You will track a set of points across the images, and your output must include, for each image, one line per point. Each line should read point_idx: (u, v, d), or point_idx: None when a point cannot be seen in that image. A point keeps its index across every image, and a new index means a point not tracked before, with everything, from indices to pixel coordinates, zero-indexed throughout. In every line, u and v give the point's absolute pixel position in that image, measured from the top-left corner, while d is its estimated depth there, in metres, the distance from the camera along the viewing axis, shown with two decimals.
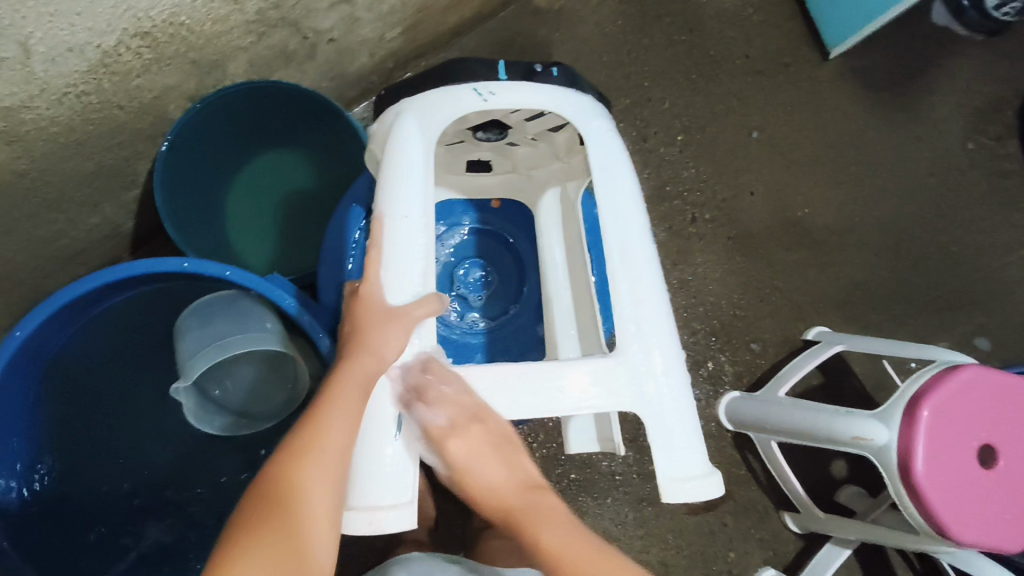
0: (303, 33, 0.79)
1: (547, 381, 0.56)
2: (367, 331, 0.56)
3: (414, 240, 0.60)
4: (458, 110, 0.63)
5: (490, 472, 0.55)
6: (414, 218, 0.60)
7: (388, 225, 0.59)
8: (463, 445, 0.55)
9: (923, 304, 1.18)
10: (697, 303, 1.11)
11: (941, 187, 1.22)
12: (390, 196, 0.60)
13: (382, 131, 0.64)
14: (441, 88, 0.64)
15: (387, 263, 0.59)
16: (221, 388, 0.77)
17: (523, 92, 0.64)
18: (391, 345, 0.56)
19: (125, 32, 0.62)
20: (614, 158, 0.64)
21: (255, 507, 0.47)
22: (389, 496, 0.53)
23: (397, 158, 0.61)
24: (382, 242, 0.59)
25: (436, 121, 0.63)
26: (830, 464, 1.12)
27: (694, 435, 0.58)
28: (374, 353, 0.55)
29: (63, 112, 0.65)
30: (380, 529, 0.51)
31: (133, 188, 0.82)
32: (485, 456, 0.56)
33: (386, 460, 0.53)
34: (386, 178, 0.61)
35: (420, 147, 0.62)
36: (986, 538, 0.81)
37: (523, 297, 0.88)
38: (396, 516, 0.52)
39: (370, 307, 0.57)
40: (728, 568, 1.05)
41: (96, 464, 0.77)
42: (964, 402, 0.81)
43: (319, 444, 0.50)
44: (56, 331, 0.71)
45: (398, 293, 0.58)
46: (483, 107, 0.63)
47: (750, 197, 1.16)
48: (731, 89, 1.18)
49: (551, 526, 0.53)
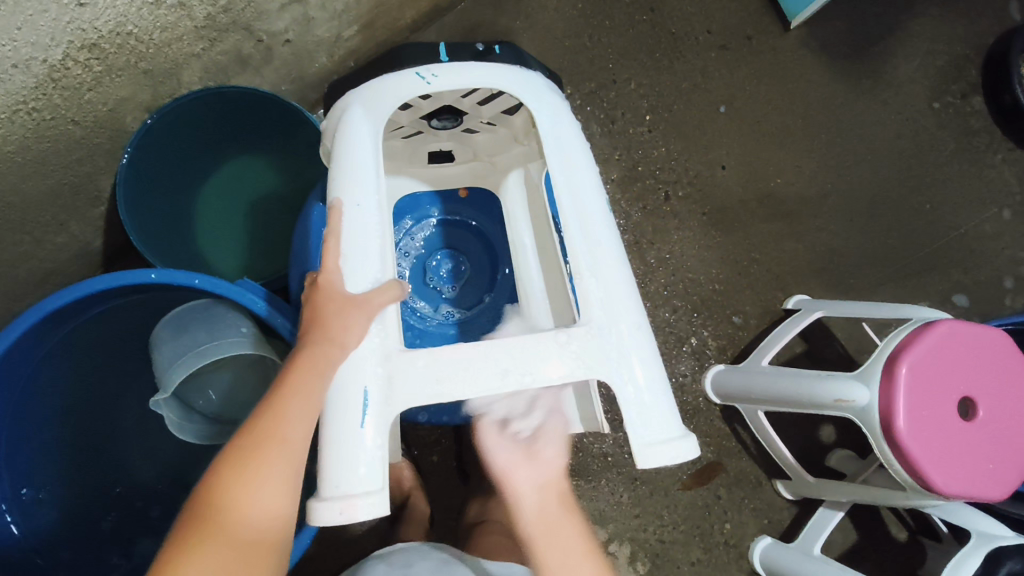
0: (257, 35, 0.79)
1: (520, 354, 0.56)
2: (329, 320, 0.56)
3: (372, 228, 0.60)
4: (405, 96, 0.62)
5: (565, 519, 0.64)
6: (368, 207, 0.60)
7: (345, 214, 0.59)
8: (536, 489, 0.65)
9: (900, 268, 1.19)
10: (676, 280, 1.12)
11: (910, 148, 1.23)
12: (344, 185, 0.60)
13: (334, 122, 0.64)
14: (386, 74, 0.63)
15: (346, 252, 0.59)
16: (203, 398, 0.76)
17: (469, 72, 0.63)
18: (350, 332, 0.55)
19: (71, 45, 0.64)
20: (566, 131, 0.64)
21: (217, 494, 0.49)
22: (362, 484, 0.53)
23: (350, 149, 0.61)
24: (341, 232, 0.59)
25: (385, 109, 0.62)
26: (818, 430, 1.13)
27: (667, 401, 0.58)
28: (335, 346, 0.54)
29: (17, 129, 0.66)
30: (353, 517, 0.51)
31: (99, 205, 0.81)
32: (549, 488, 0.66)
33: (356, 449, 0.53)
34: (340, 169, 0.61)
35: (370, 136, 0.62)
36: (970, 488, 0.81)
37: (497, 284, 0.89)
38: (370, 504, 0.52)
39: (329, 295, 0.57)
40: (726, 540, 1.07)
41: (82, 483, 0.76)
42: (937, 354, 0.82)
43: (280, 434, 0.52)
44: (26, 354, 0.69)
45: (357, 281, 0.58)
46: (429, 90, 0.63)
47: (722, 171, 1.17)
48: (696, 65, 1.18)
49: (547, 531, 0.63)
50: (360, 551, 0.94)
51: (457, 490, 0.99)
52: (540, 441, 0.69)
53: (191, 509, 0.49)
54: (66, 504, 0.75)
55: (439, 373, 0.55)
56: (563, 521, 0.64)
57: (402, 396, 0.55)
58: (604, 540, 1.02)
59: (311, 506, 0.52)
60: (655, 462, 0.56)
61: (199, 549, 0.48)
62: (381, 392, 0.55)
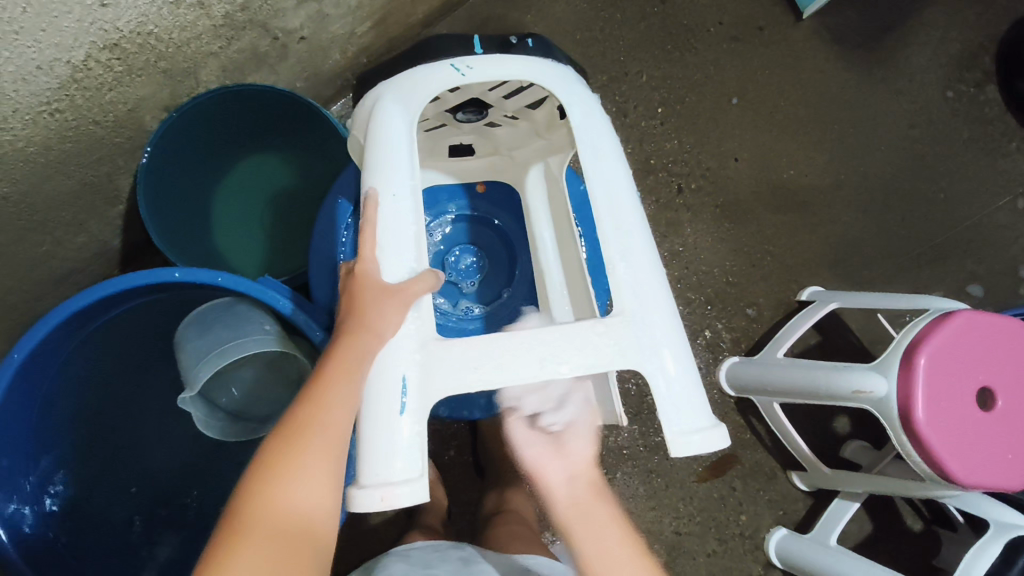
0: (273, 33, 0.79)
1: (555, 342, 0.56)
2: (366, 308, 0.56)
3: (406, 216, 0.60)
4: (438, 87, 0.63)
5: (600, 511, 0.61)
6: (402, 195, 0.60)
7: (380, 204, 0.60)
8: (569, 482, 0.62)
9: (915, 258, 1.19)
10: (689, 273, 1.12)
11: (924, 138, 1.23)
12: (379, 175, 0.60)
13: (366, 112, 0.65)
14: (419, 66, 0.64)
15: (381, 242, 0.59)
16: (227, 396, 0.76)
17: (501, 62, 0.64)
18: (387, 320, 0.56)
19: (92, 45, 0.62)
20: (595, 122, 0.65)
21: (262, 488, 0.48)
22: (400, 471, 0.54)
23: (383, 140, 0.61)
24: (376, 221, 0.59)
25: (417, 100, 0.63)
26: (833, 421, 1.13)
27: (697, 389, 0.58)
28: (374, 334, 0.55)
29: (38, 131, 0.65)
30: (392, 503, 0.52)
31: (118, 204, 0.82)
32: (581, 478, 0.63)
33: (396, 436, 0.54)
34: (373, 158, 0.61)
35: (403, 126, 0.62)
36: (992, 477, 0.82)
37: (515, 279, 0.90)
38: (408, 491, 0.53)
39: (366, 284, 0.58)
40: (741, 531, 1.07)
41: (107, 479, 0.77)
42: (960, 343, 0.82)
43: (320, 421, 0.52)
44: (50, 353, 0.70)
45: (392, 270, 0.59)
46: (464, 82, 0.63)
47: (734, 163, 1.16)
48: (708, 57, 1.18)
49: (593, 528, 0.60)
50: (379, 544, 0.95)
51: (475, 484, 1.00)
52: (569, 431, 0.66)
53: (232, 506, 0.48)
54: (93, 500, 0.76)
55: (475, 360, 0.55)
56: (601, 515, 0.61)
57: (437, 386, 0.55)
58: None
59: (351, 493, 0.53)
60: (685, 451, 0.57)
61: (246, 543, 0.46)
62: (416, 381, 0.55)
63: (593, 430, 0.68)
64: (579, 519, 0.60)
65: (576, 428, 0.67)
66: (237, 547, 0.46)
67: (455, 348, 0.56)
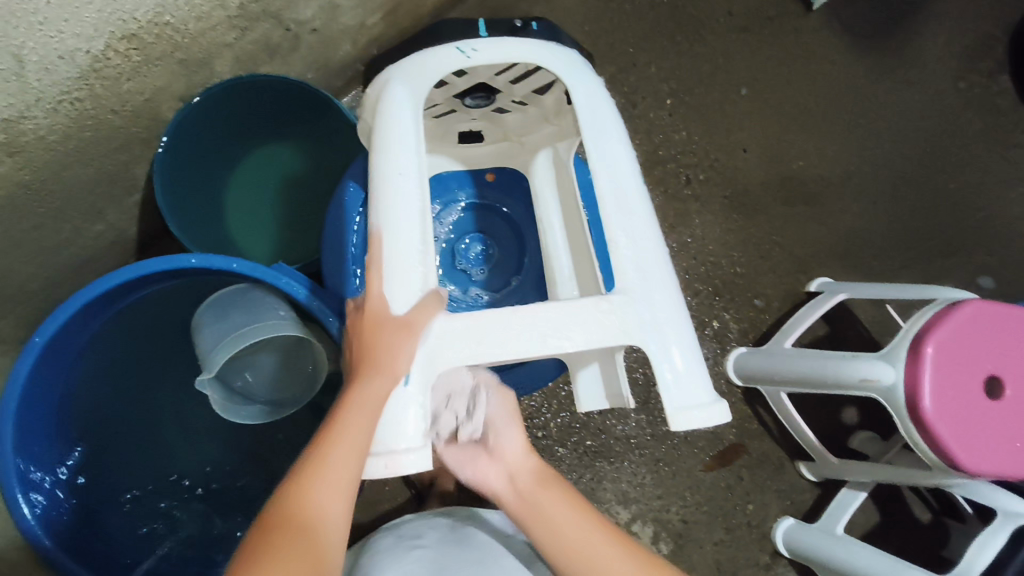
0: (286, 24, 0.80)
1: (559, 320, 0.57)
2: (377, 344, 0.56)
3: (411, 196, 0.61)
4: (444, 71, 0.65)
5: (548, 501, 0.60)
6: (408, 176, 0.62)
7: (386, 183, 0.61)
8: (509, 481, 0.63)
9: (926, 249, 1.18)
10: (697, 263, 1.12)
11: (935, 129, 1.22)
12: (384, 157, 0.62)
13: (374, 97, 0.66)
14: (425, 50, 0.66)
15: (387, 222, 0.60)
16: (242, 379, 0.78)
17: (507, 46, 0.65)
18: (400, 357, 0.55)
19: (112, 35, 0.63)
20: (601, 107, 0.66)
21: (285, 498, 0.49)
22: (405, 439, 0.55)
23: (390, 124, 0.63)
24: (383, 201, 0.61)
25: (423, 84, 0.65)
26: (841, 411, 1.13)
27: (699, 366, 0.59)
28: (385, 373, 0.55)
29: (60, 120, 0.65)
30: (398, 470, 0.54)
31: (134, 193, 0.84)
32: (522, 471, 0.63)
33: (402, 406, 0.55)
34: (380, 140, 0.63)
35: (409, 109, 0.64)
36: (998, 465, 0.82)
37: (524, 267, 0.91)
38: (413, 459, 0.54)
39: (376, 320, 0.57)
40: (748, 521, 1.07)
41: (125, 461, 0.79)
42: (967, 331, 0.82)
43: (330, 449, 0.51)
44: (74, 333, 0.72)
45: (401, 300, 0.58)
46: (468, 64, 0.65)
47: (743, 154, 1.16)
48: (717, 47, 1.18)
49: (547, 520, 0.59)
50: None
51: None
52: (490, 431, 0.65)
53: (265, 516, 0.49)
54: (110, 482, 0.78)
55: (478, 335, 0.56)
56: (560, 509, 0.60)
57: (441, 359, 0.56)
58: (627, 520, 1.04)
59: None
60: (687, 426, 0.57)
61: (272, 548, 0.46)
62: (421, 353, 0.56)
63: (514, 410, 0.67)
64: (532, 515, 0.60)
65: (497, 417, 0.65)
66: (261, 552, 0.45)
67: (459, 322, 0.57)
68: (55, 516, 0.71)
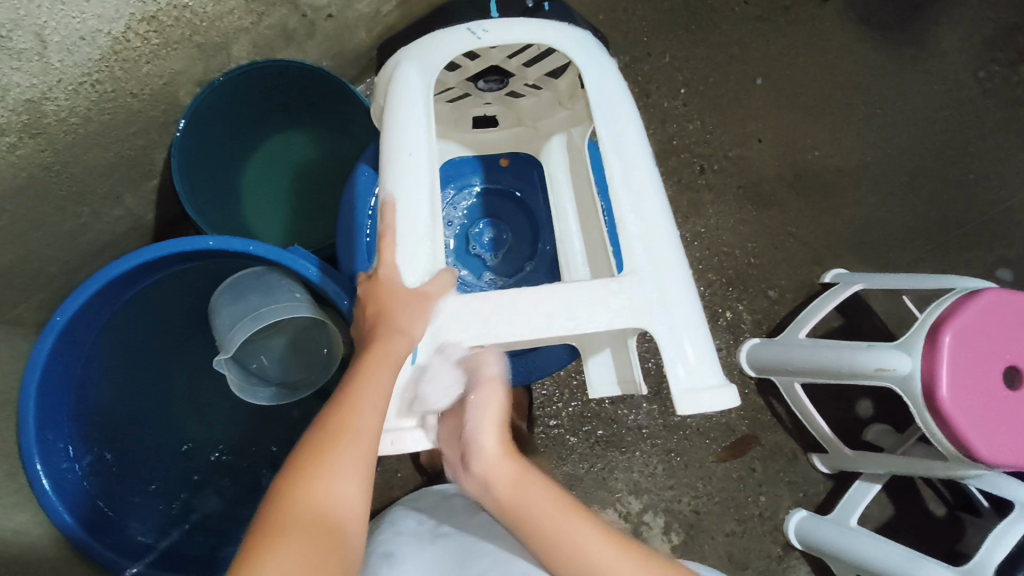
0: (302, 10, 0.81)
1: (567, 300, 0.57)
2: (392, 313, 0.56)
3: (421, 176, 0.62)
4: (455, 51, 0.65)
5: (530, 498, 0.54)
6: (419, 156, 0.62)
7: (396, 163, 0.61)
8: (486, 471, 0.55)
9: (944, 241, 1.17)
10: (711, 254, 1.11)
11: (954, 119, 1.21)
12: (395, 136, 0.62)
13: (386, 79, 0.67)
14: (438, 32, 0.66)
15: (400, 201, 0.60)
16: (258, 361, 0.80)
17: (518, 27, 0.65)
18: (417, 321, 0.56)
19: (132, 17, 0.64)
20: (610, 86, 0.66)
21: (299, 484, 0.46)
22: (410, 419, 0.57)
23: (402, 104, 0.63)
24: (394, 180, 0.61)
25: (433, 65, 0.65)
26: (855, 403, 1.12)
27: (708, 348, 0.58)
28: (403, 335, 0.55)
29: (81, 102, 0.66)
30: (402, 448, 0.57)
31: (151, 177, 0.85)
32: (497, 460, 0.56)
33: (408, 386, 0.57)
34: (392, 119, 0.63)
35: (420, 89, 0.64)
36: (1015, 456, 0.80)
37: (538, 253, 0.91)
38: (417, 437, 0.57)
39: (391, 291, 0.58)
40: (760, 512, 1.07)
41: (142, 443, 0.80)
42: (984, 318, 0.81)
43: (354, 429, 0.49)
44: (94, 314, 0.74)
45: (414, 273, 0.59)
46: (479, 46, 0.65)
47: (758, 144, 1.16)
48: (732, 37, 1.17)
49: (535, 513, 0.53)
50: None
51: None
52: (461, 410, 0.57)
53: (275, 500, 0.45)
54: (128, 463, 0.79)
55: (486, 314, 0.56)
56: (542, 501, 0.53)
57: (450, 337, 0.57)
58: (639, 510, 1.04)
59: None
60: (694, 409, 0.56)
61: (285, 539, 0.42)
62: (431, 331, 0.57)
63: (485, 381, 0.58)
64: (515, 507, 0.53)
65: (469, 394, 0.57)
66: (273, 542, 0.42)
67: (468, 303, 0.57)
68: (75, 494, 0.72)
